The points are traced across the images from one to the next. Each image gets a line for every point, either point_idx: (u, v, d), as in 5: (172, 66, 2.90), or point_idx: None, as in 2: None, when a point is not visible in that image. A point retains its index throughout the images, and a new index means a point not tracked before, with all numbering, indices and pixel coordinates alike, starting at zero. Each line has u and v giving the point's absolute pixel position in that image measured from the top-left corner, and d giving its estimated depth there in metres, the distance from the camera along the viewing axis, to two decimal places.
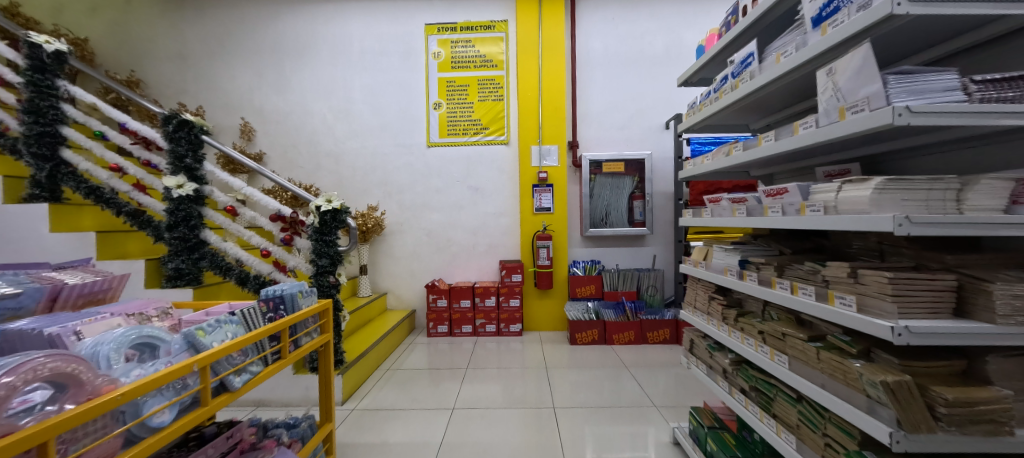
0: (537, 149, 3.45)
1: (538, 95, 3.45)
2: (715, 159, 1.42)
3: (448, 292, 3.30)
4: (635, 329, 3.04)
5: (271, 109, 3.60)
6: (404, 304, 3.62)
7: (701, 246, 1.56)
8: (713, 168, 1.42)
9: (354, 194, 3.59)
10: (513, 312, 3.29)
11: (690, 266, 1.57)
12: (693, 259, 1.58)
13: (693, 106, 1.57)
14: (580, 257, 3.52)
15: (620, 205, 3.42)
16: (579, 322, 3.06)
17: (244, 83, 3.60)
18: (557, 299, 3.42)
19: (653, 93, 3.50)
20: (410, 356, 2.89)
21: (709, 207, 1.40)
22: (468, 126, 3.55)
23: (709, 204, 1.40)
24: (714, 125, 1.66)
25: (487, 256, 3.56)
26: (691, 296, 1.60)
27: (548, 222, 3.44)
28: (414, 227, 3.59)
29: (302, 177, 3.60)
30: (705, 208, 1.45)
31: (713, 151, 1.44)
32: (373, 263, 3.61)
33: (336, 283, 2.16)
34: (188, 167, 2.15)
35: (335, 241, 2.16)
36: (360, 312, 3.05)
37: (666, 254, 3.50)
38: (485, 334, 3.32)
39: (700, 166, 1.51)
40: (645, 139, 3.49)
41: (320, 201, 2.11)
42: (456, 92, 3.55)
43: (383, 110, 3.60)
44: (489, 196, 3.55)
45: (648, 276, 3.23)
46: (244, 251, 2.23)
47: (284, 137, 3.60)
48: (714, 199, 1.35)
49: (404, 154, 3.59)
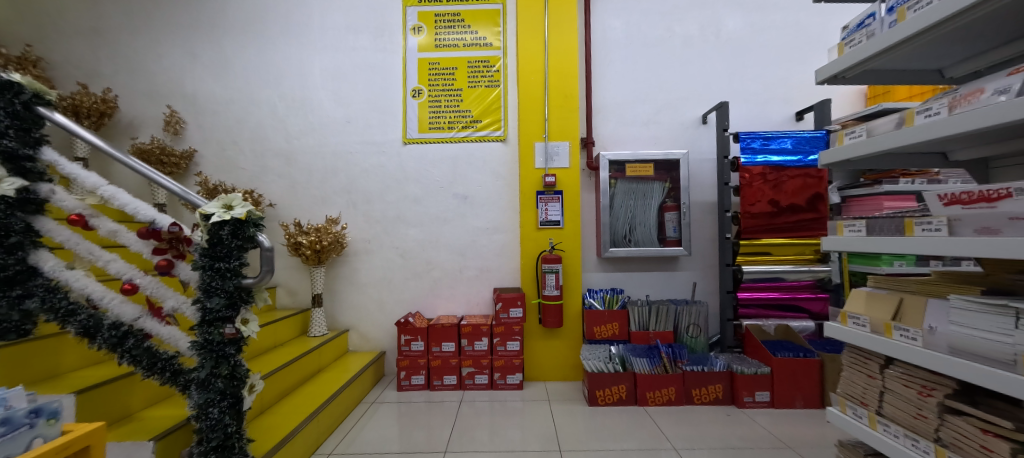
0: (543, 147, 2.71)
1: (542, 80, 2.74)
2: (956, 113, 0.75)
3: (426, 331, 2.50)
4: (676, 384, 2.21)
5: (206, 96, 2.86)
6: (370, 344, 2.82)
7: (909, 297, 0.96)
8: (954, 130, 0.73)
9: (309, 203, 2.82)
10: (510, 359, 2.48)
11: (871, 333, 1.00)
12: (878, 325, 1.00)
13: (863, 28, 0.91)
14: (597, 285, 2.76)
15: (647, 218, 2.68)
16: (601, 376, 2.22)
17: (174, 65, 2.88)
18: (568, 340, 2.63)
19: (686, 80, 2.81)
20: (366, 429, 2.06)
21: (944, 219, 0.83)
22: (454, 119, 2.82)
23: (946, 210, 0.84)
24: (880, 70, 1.00)
25: (478, 283, 2.78)
26: (878, 398, 1.03)
27: (556, 239, 2.67)
28: (385, 246, 2.82)
29: (244, 181, 2.84)
30: (919, 218, 0.89)
31: (957, 95, 0.75)
32: (331, 291, 2.81)
33: (234, 337, 1.37)
34: (8, 153, 1.37)
35: (238, 271, 1.38)
36: (297, 364, 2.21)
37: (707, 282, 2.73)
38: (474, 388, 2.51)
39: (901, 134, 0.84)
40: (676, 137, 2.79)
41: (212, 207, 1.33)
42: (440, 77, 2.84)
43: (349, 99, 2.87)
44: (480, 206, 2.80)
45: (687, 311, 2.45)
46: (99, 285, 1.43)
47: (222, 131, 2.85)
48: (983, 198, 0.76)
49: (373, 153, 2.84)
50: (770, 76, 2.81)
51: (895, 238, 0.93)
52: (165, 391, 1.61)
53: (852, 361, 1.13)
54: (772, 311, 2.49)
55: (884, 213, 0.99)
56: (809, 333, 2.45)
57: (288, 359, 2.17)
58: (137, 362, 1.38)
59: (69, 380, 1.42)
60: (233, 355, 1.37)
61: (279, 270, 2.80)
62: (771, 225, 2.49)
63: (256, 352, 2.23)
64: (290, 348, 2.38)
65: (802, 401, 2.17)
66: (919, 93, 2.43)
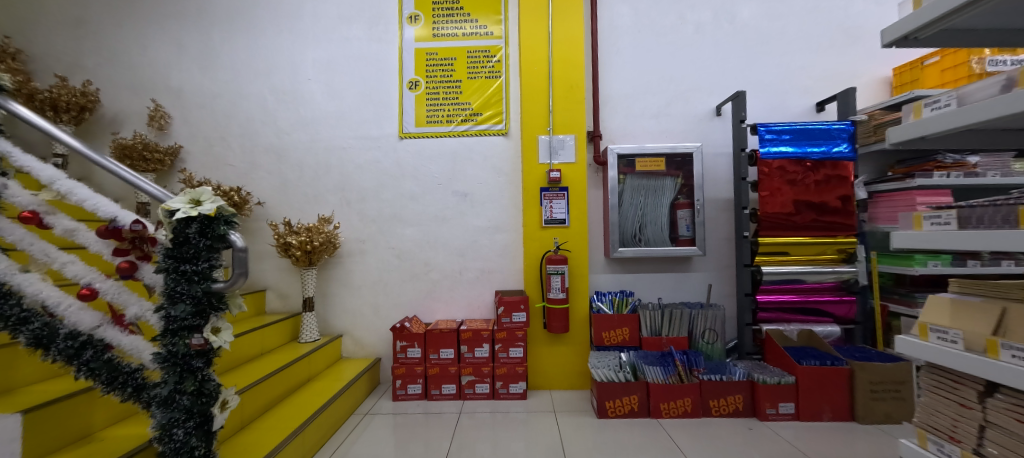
0: (547, 140, 2.55)
1: (546, 70, 2.58)
2: None
3: (423, 337, 2.35)
4: (693, 394, 2.04)
5: (193, 90, 2.73)
6: (365, 351, 2.67)
7: (1016, 306, 0.82)
8: None
9: (300, 201, 2.68)
10: (513, 366, 2.33)
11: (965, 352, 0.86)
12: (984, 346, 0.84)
13: None
14: (605, 288, 2.60)
15: (659, 216, 2.52)
16: (611, 386, 2.06)
17: (159, 57, 2.74)
18: (574, 346, 2.47)
19: (698, 70, 2.65)
20: (357, 444, 1.90)
21: None
22: (453, 112, 2.67)
23: None
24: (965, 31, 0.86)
25: (479, 285, 2.63)
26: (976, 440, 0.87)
27: (561, 238, 2.51)
28: (380, 246, 2.67)
29: (231, 178, 2.70)
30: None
31: None
32: (323, 295, 2.67)
33: (202, 348, 1.21)
34: None
35: (207, 274, 1.23)
36: (286, 372, 2.07)
37: (723, 283, 2.57)
38: (474, 398, 2.36)
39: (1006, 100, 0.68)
40: (688, 130, 2.63)
41: (177, 202, 1.18)
42: (438, 67, 2.69)
43: (342, 91, 2.72)
44: (481, 204, 2.65)
45: (702, 315, 2.28)
46: (56, 290, 1.25)
47: (210, 126, 2.72)
48: None
49: (368, 149, 2.70)
50: (788, 65, 2.65)
51: (997, 233, 0.76)
52: (130, 408, 1.46)
53: (936, 385, 1.00)
54: (794, 315, 2.31)
55: (977, 201, 0.84)
56: (834, 338, 2.28)
57: (275, 368, 2.03)
58: (95, 376, 1.23)
59: (19, 396, 1.27)
60: (201, 369, 1.22)
61: (269, 272, 2.66)
62: (793, 222, 2.32)
63: (240, 359, 2.08)
64: (279, 356, 2.23)
65: (829, 413, 2.00)
66: (952, 80, 2.25)
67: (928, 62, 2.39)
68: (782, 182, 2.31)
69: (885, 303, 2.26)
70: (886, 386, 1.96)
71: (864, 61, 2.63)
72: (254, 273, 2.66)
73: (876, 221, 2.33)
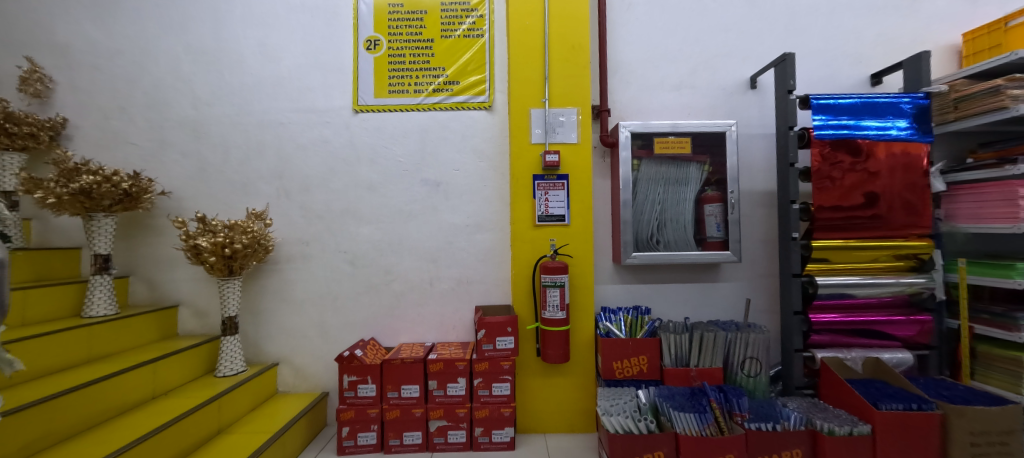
0: (541, 115, 2.00)
1: (541, 25, 2.03)
2: None
3: (378, 370, 1.78)
4: (739, 451, 1.48)
5: (85, 47, 2.11)
6: (308, 383, 2.09)
7: None
8: None
9: (224, 191, 2.08)
10: (497, 408, 1.78)
11: None
12: None
13: None
14: (612, 302, 2.08)
15: (680, 213, 2.01)
16: (631, 441, 1.51)
17: (40, 3, 2.11)
18: (576, 378, 1.94)
19: (729, 33, 2.14)
20: None
21: None
22: (423, 79, 2.11)
23: None
24: None
25: (454, 299, 2.08)
26: None
27: (559, 240, 1.97)
28: (328, 249, 2.09)
29: (134, 162, 2.09)
30: None
31: None
32: (254, 312, 2.08)
33: None
34: None
35: None
36: (181, 427, 1.47)
37: (759, 296, 2.07)
38: (446, 449, 1.80)
39: None
40: (716, 106, 2.12)
41: None
42: (403, 22, 2.11)
43: (280, 51, 2.12)
44: (457, 197, 2.09)
45: (741, 340, 1.77)
46: None
47: (107, 94, 2.10)
48: None
49: (313, 125, 2.11)
50: (835, 28, 2.16)
51: None
52: None
53: None
54: (854, 339, 1.84)
55: None
56: (906, 368, 1.79)
57: (155, 425, 1.41)
58: None
59: None
60: None
61: (183, 283, 2.06)
62: (853, 221, 1.83)
63: (98, 417, 1.44)
64: (171, 402, 1.60)
65: None
66: None
67: (1015, 22, 1.86)
68: (841, 171, 1.81)
69: (972, 324, 1.77)
70: (992, 438, 1.46)
71: (927, 24, 2.16)
72: (165, 284, 2.06)
73: (955, 219, 1.85)
